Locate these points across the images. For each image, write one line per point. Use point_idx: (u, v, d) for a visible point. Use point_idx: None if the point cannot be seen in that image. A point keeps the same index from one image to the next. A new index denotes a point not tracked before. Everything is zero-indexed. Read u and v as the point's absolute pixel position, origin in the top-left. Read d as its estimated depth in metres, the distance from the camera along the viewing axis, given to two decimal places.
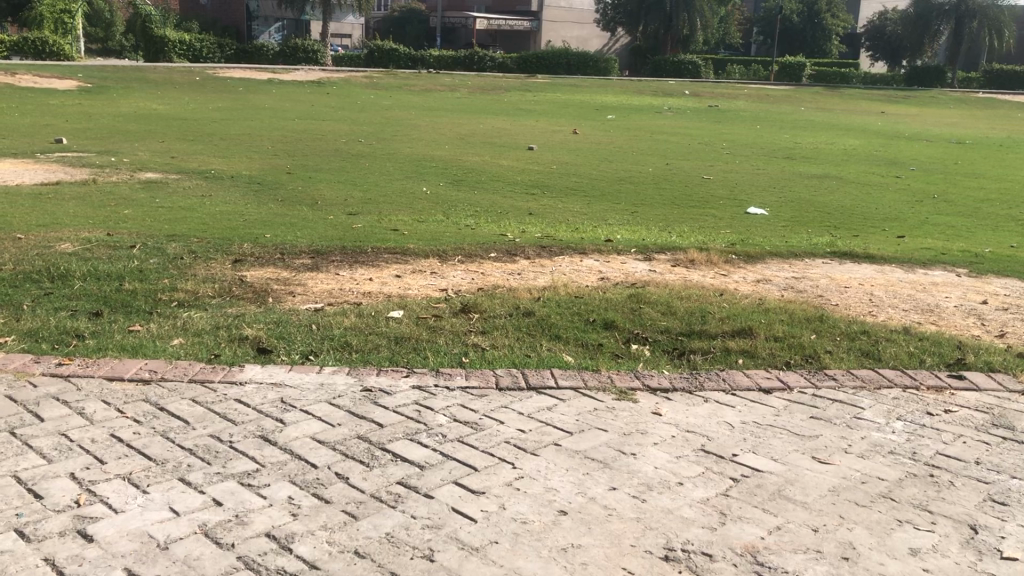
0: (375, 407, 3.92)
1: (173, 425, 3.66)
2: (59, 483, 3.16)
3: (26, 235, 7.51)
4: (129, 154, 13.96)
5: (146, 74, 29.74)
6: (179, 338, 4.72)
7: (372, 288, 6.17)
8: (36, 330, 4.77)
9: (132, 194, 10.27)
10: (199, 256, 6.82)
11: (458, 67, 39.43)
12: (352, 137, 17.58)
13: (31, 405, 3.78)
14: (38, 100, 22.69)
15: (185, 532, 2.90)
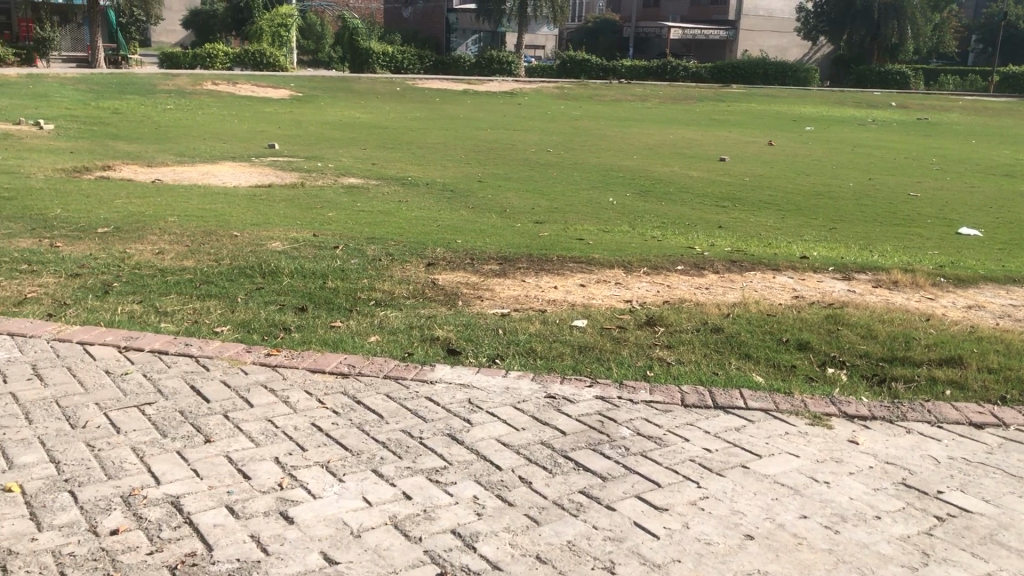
0: (559, 414, 3.96)
1: (369, 418, 3.84)
2: (265, 465, 3.39)
3: (241, 233, 8.12)
4: (333, 160, 14.80)
5: (351, 84, 31.49)
6: (375, 335, 4.96)
7: (558, 296, 6.23)
8: (249, 322, 5.15)
9: (336, 197, 10.89)
10: (395, 258, 7.13)
11: (651, 77, 39.17)
12: (543, 146, 17.89)
13: (243, 391, 4.07)
14: (255, 108, 24.52)
15: (376, 522, 3.03)
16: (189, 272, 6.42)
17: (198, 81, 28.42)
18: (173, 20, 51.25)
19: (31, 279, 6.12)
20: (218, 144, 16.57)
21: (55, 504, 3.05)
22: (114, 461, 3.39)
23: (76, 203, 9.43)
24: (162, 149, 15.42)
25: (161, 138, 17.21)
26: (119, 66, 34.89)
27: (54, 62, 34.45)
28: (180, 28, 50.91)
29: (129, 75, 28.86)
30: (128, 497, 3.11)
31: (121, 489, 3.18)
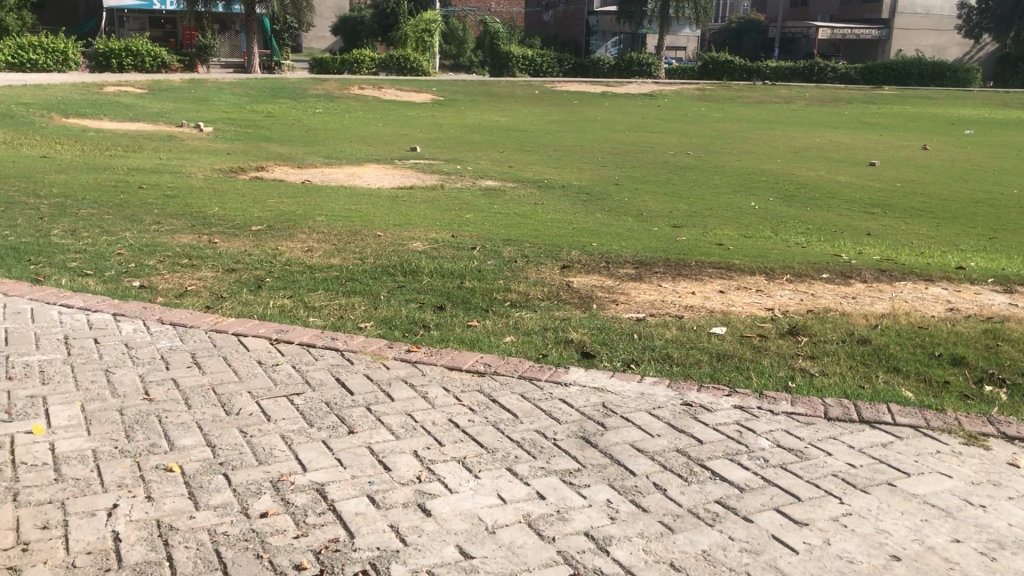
0: (695, 422, 3.90)
1: (504, 417, 3.90)
2: (404, 458, 3.49)
3: (384, 233, 8.38)
4: (473, 163, 15.05)
5: (491, 88, 31.94)
6: (511, 335, 5.02)
7: (695, 301, 6.14)
8: (390, 319, 5.31)
9: (475, 199, 11.09)
10: (531, 260, 7.19)
11: (797, 78, 37.97)
12: (682, 149, 17.64)
13: (384, 386, 4.21)
14: (399, 112, 25.24)
15: (511, 519, 3.07)
16: (335, 270, 6.68)
17: (346, 86, 29.51)
18: (324, 26, 53.36)
19: (192, 273, 6.52)
20: (364, 147, 17.15)
21: (212, 485, 3.24)
22: (265, 447, 3.56)
23: (233, 202, 9.97)
24: (311, 151, 16.08)
25: (310, 141, 17.96)
26: (273, 71, 36.61)
27: (215, 68, 36.47)
28: (330, 34, 52.93)
29: (283, 80, 30.25)
30: (277, 483, 3.27)
31: (271, 474, 3.34)
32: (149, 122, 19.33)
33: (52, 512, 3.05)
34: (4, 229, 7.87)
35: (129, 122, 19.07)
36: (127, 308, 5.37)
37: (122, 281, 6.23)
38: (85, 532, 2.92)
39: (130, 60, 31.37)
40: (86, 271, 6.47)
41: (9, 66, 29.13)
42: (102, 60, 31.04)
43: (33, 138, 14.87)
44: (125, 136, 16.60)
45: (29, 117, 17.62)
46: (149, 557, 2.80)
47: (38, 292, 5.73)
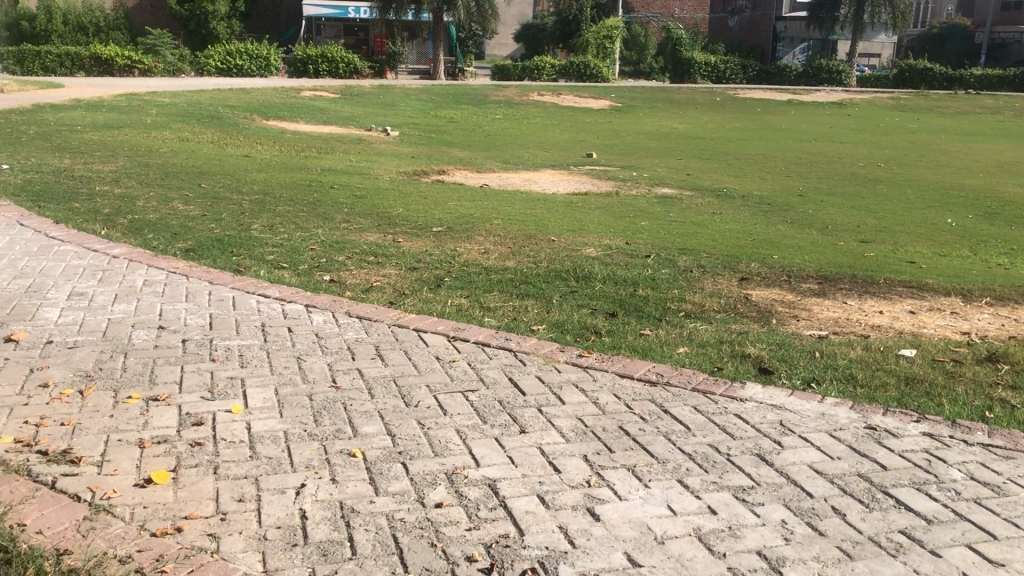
0: (879, 447, 3.72)
1: (676, 428, 3.85)
2: (575, 461, 3.52)
3: (559, 238, 8.46)
4: (649, 170, 14.91)
5: (671, 94, 31.59)
6: (684, 346, 4.96)
7: (882, 321, 5.85)
8: (563, 323, 5.37)
9: (650, 207, 11.00)
10: (707, 270, 7.07)
11: (1006, 87, 35.38)
12: (872, 160, 16.83)
13: (556, 389, 4.26)
14: (577, 118, 25.44)
15: (681, 531, 3.04)
16: (510, 272, 6.82)
17: (526, 93, 29.99)
18: (507, 34, 54.43)
19: (376, 270, 6.82)
20: (541, 152, 17.40)
21: (391, 473, 3.39)
22: (441, 440, 3.69)
23: (416, 204, 10.35)
24: (491, 156, 16.45)
25: (490, 146, 18.37)
26: (456, 77, 37.77)
27: (402, 74, 37.99)
28: (512, 41, 53.90)
29: (466, 86, 31.14)
30: (451, 475, 3.38)
31: (446, 466, 3.46)
32: (341, 125, 20.38)
33: (247, 486, 3.28)
34: (211, 222, 8.52)
35: (323, 125, 20.19)
36: (318, 301, 5.69)
37: (313, 274, 6.61)
38: (276, 508, 3.13)
39: (325, 66, 33.27)
40: (282, 264, 6.91)
41: (219, 71, 31.55)
42: (301, 65, 33.09)
43: (237, 139, 16.02)
44: (319, 138, 17.59)
45: (235, 119, 18.99)
46: (332, 536, 2.97)
47: (238, 281, 6.18)
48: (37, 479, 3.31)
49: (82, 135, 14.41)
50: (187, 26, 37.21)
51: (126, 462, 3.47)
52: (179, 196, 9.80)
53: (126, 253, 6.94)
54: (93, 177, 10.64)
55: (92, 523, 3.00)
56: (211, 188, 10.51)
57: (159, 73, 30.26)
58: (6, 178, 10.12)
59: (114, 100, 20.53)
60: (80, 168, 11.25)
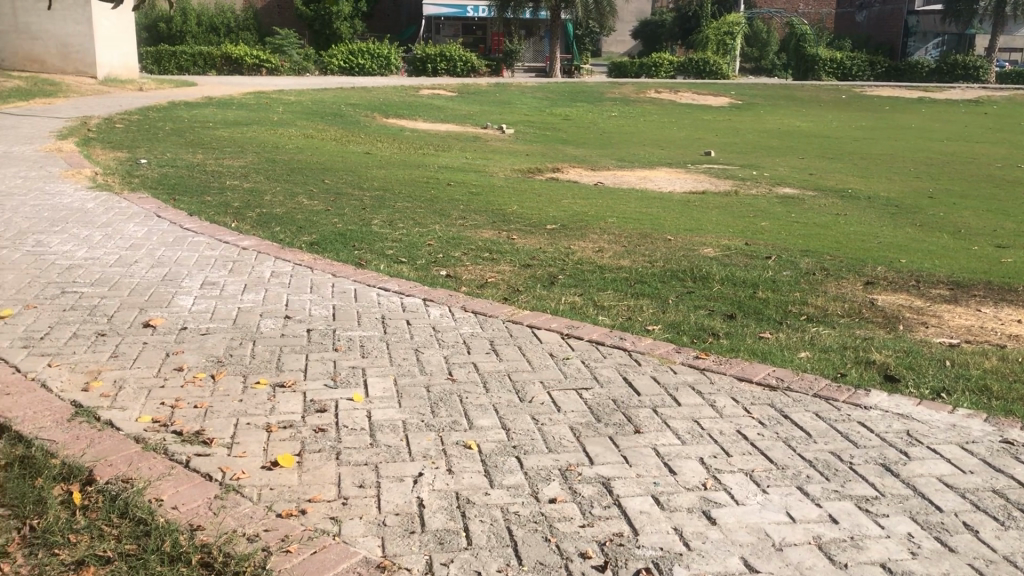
0: (1016, 463, 3.53)
1: (796, 434, 3.76)
2: (690, 464, 3.48)
3: (676, 238, 8.36)
4: (769, 169, 14.55)
5: (794, 92, 30.73)
6: (805, 350, 4.83)
7: (1020, 331, 5.54)
8: (680, 324, 5.31)
9: (770, 207, 10.74)
10: (831, 273, 6.85)
11: None
12: (1010, 161, 15.96)
13: (672, 390, 4.21)
14: (695, 115, 25.05)
15: (800, 539, 2.97)
16: (626, 271, 6.78)
17: (643, 90, 29.71)
18: (624, 31, 54.03)
19: (492, 267, 6.89)
20: (657, 150, 17.24)
21: (505, 466, 3.43)
22: (555, 436, 3.71)
23: (531, 201, 10.41)
24: (606, 154, 16.37)
25: (605, 144, 18.29)
26: (573, 74, 37.78)
27: (518, 72, 38.20)
28: (630, 38, 53.45)
29: (582, 83, 31.09)
30: (565, 471, 3.40)
31: (559, 462, 3.48)
32: (458, 123, 20.67)
33: (367, 473, 3.38)
34: (334, 217, 8.79)
35: (441, 122, 20.51)
36: (434, 295, 5.80)
37: (431, 269, 6.74)
38: (394, 495, 3.21)
39: (444, 64, 33.83)
40: (401, 259, 7.08)
41: (341, 70, 32.49)
42: (420, 64, 33.76)
43: (358, 136, 16.46)
44: (437, 135, 17.91)
45: (356, 117, 19.51)
46: (448, 525, 3.03)
47: (360, 275, 6.36)
48: (173, 458, 3.49)
49: (214, 132, 15.10)
50: (312, 26, 38.42)
51: (254, 445, 3.62)
52: (304, 191, 10.15)
53: (255, 246, 7.24)
54: (224, 172, 11.12)
55: (223, 501, 3.15)
56: (334, 184, 10.84)
57: (285, 72, 31.37)
58: (146, 173, 10.70)
59: (243, 98, 21.42)
60: (212, 163, 11.79)
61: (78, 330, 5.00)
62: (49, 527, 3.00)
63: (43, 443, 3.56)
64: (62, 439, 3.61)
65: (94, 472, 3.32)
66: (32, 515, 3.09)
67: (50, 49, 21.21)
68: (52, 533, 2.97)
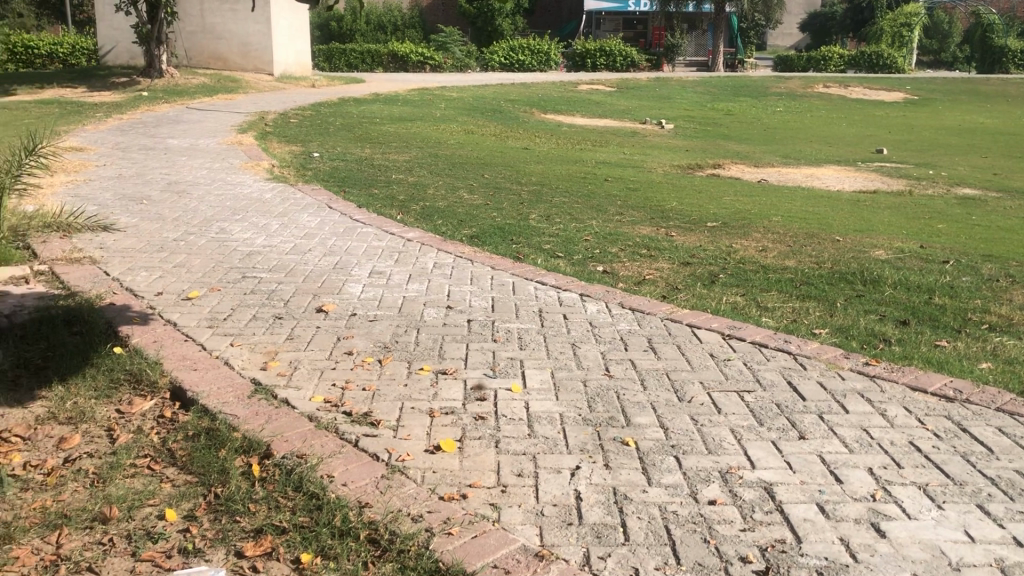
0: None
1: (976, 450, 3.55)
2: (859, 474, 3.35)
3: (844, 238, 8.02)
4: (948, 168, 13.73)
5: (978, 86, 28.83)
6: (987, 362, 4.55)
7: None
8: (848, 328, 5.10)
9: (949, 208, 10.13)
10: (1016, 281, 6.40)
11: None
12: None
13: (839, 396, 4.06)
14: (866, 111, 23.92)
15: (980, 560, 2.81)
16: (790, 272, 6.57)
17: (810, 84, 28.65)
18: (791, 23, 52.22)
19: (650, 264, 6.84)
20: (824, 147, 16.59)
21: (663, 465, 3.41)
22: (714, 437, 3.65)
23: (690, 198, 10.25)
24: (769, 151, 15.90)
25: (768, 140, 17.74)
26: (736, 69, 36.91)
27: (679, 66, 37.62)
28: (797, 30, 51.66)
29: (746, 78, 30.27)
30: (725, 474, 3.34)
31: (719, 464, 3.42)
32: (616, 119, 20.56)
33: (526, 463, 3.44)
34: (494, 211, 8.94)
35: (598, 118, 20.48)
36: (592, 290, 5.81)
37: (588, 265, 6.75)
38: (553, 486, 3.26)
39: (603, 59, 33.76)
40: (558, 253, 7.13)
41: (502, 66, 33.00)
42: (580, 59, 33.84)
43: (517, 131, 16.67)
44: (595, 131, 17.90)
45: (516, 113, 19.77)
46: (606, 520, 3.04)
47: (518, 268, 6.45)
48: (343, 437, 3.67)
49: (381, 127, 15.66)
50: (474, 23, 39.06)
51: (418, 429, 3.76)
52: (465, 186, 10.38)
53: (419, 237, 7.47)
54: (389, 166, 11.53)
55: (389, 481, 3.28)
56: (493, 178, 11.02)
57: (448, 69, 32.19)
58: (318, 165, 11.23)
59: (407, 94, 22.09)
60: (379, 157, 12.24)
61: (257, 313, 5.33)
62: (231, 496, 3.22)
63: (226, 417, 3.82)
64: (243, 415, 3.85)
65: (271, 446, 3.54)
66: (217, 483, 3.33)
67: (232, 48, 22.52)
68: (235, 501, 3.19)
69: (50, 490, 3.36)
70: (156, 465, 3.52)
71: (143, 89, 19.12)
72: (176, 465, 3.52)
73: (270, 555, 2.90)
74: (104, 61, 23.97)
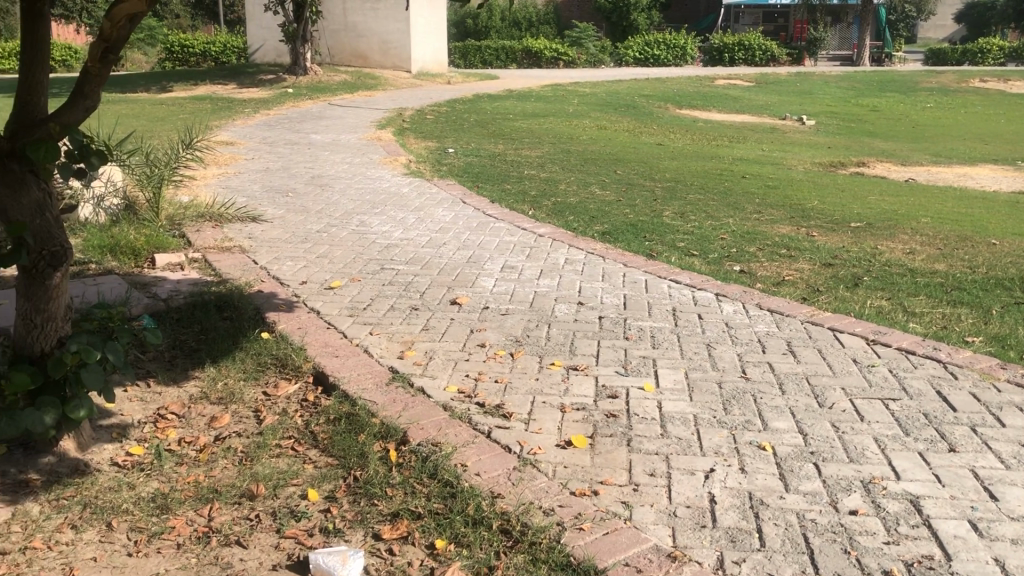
0: None
1: None
2: (1015, 492, 3.16)
3: (1000, 241, 7.57)
4: None
5: None
6: None
7: None
8: (1004, 337, 4.82)
9: None
10: None
11: None
12: None
13: (995, 409, 3.84)
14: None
15: None
16: (940, 276, 6.26)
17: (965, 78, 27.18)
18: (946, 14, 49.60)
19: (789, 264, 6.64)
20: (979, 144, 15.71)
21: (802, 472, 3.32)
22: (857, 446, 3.52)
23: (832, 197, 9.89)
24: (918, 148, 15.17)
25: (918, 137, 16.92)
26: (883, 63, 35.40)
27: (821, 60, 36.37)
28: (952, 22, 49.04)
29: (894, 72, 28.97)
30: (867, 484, 3.22)
31: (862, 474, 3.30)
32: (754, 114, 20.05)
33: (658, 463, 3.41)
34: (627, 207, 8.88)
35: (736, 114, 20.02)
36: (728, 290, 5.70)
37: (724, 264, 6.62)
38: (686, 488, 3.22)
39: (741, 54, 33.00)
40: (693, 252, 7.02)
41: (637, 61, 32.74)
42: (717, 54, 33.25)
43: (651, 127, 16.49)
44: (731, 127, 17.54)
45: (650, 108, 19.58)
46: (741, 524, 2.98)
47: (651, 266, 6.38)
48: (477, 427, 3.74)
49: (515, 123, 15.82)
50: (609, 18, 38.79)
51: (549, 423, 3.78)
52: (598, 182, 10.35)
53: (551, 233, 7.50)
54: (523, 162, 11.63)
55: (521, 473, 3.32)
56: (626, 174, 10.95)
57: (582, 64, 32.17)
58: (453, 161, 11.45)
59: (540, 90, 22.21)
60: (512, 153, 12.37)
61: (395, 304, 5.49)
62: (369, 479, 3.33)
63: (366, 403, 3.95)
64: (382, 401, 3.98)
65: (407, 433, 3.64)
66: (356, 466, 3.45)
67: (372, 45, 23.22)
68: (373, 485, 3.29)
69: (202, 465, 3.56)
70: (299, 447, 3.67)
71: (289, 86, 19.97)
72: (318, 447, 3.67)
73: (406, 538, 2.99)
74: (253, 59, 25.16)
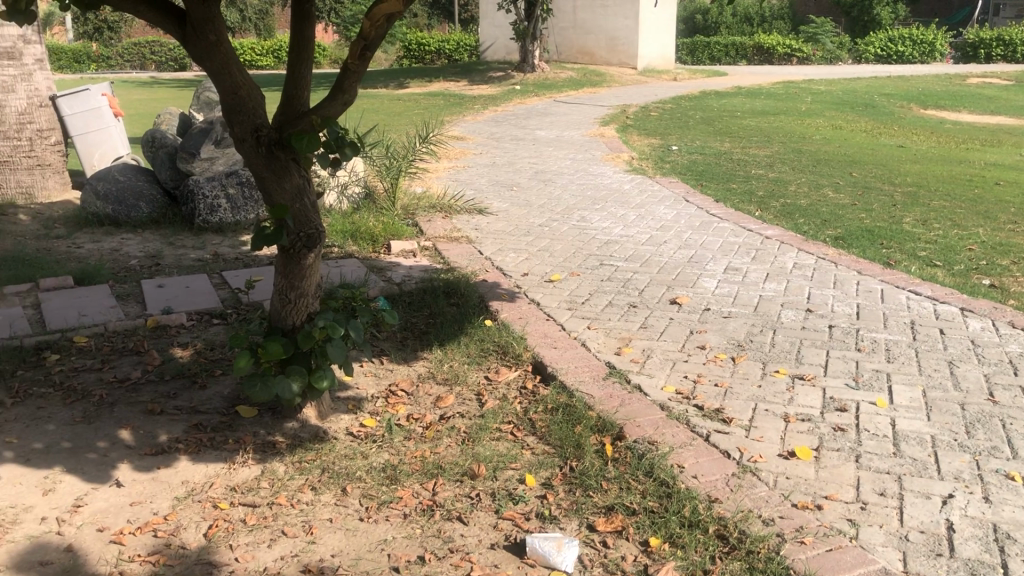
0: None
1: None
2: None
3: None
4: None
5: None
6: None
7: None
8: None
9: None
10: None
11: None
12: None
13: None
14: None
15: None
16: None
17: None
18: None
19: None
20: None
21: None
22: None
23: None
24: None
25: None
26: None
27: None
28: None
29: None
30: None
31: None
32: (1013, 116, 18.33)
33: (890, 483, 3.23)
34: (863, 212, 8.41)
35: (990, 115, 18.40)
36: (975, 305, 5.27)
37: (970, 277, 6.13)
38: (921, 512, 3.03)
39: (1001, 50, 30.22)
40: (936, 262, 6.54)
41: (879, 58, 30.87)
42: (971, 51, 30.71)
43: (891, 128, 15.50)
44: (984, 129, 16.15)
45: (891, 108, 18.39)
46: (983, 557, 2.79)
47: (889, 275, 6.02)
48: (694, 430, 3.69)
49: (743, 121, 15.39)
50: (850, 13, 36.69)
51: (771, 432, 3.67)
52: (831, 184, 9.87)
53: (778, 235, 7.25)
54: (750, 161, 11.30)
55: (740, 480, 3.25)
56: (862, 177, 10.36)
57: (817, 61, 30.64)
58: (677, 158, 11.31)
59: (772, 88, 21.44)
60: (739, 152, 12.04)
61: (614, 300, 5.50)
62: (585, 471, 3.38)
63: (583, 396, 4.01)
64: (599, 396, 4.01)
65: (624, 429, 3.65)
66: (573, 456, 3.51)
67: (600, 42, 23.35)
68: (589, 477, 3.33)
69: (428, 442, 3.75)
70: (518, 433, 3.78)
71: (517, 83, 20.46)
72: (535, 435, 3.77)
73: (620, 533, 3.01)
74: (485, 57, 26.02)
